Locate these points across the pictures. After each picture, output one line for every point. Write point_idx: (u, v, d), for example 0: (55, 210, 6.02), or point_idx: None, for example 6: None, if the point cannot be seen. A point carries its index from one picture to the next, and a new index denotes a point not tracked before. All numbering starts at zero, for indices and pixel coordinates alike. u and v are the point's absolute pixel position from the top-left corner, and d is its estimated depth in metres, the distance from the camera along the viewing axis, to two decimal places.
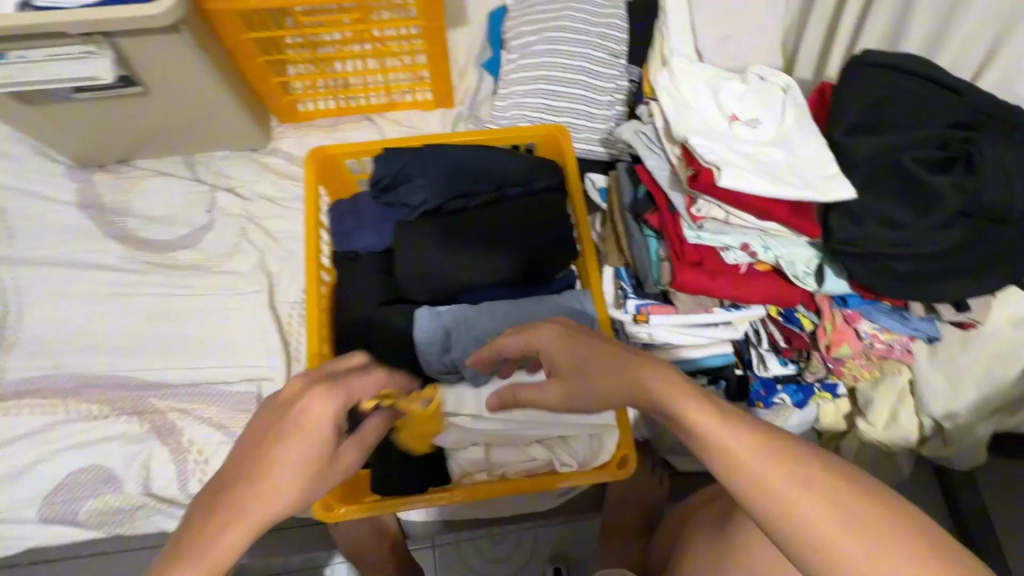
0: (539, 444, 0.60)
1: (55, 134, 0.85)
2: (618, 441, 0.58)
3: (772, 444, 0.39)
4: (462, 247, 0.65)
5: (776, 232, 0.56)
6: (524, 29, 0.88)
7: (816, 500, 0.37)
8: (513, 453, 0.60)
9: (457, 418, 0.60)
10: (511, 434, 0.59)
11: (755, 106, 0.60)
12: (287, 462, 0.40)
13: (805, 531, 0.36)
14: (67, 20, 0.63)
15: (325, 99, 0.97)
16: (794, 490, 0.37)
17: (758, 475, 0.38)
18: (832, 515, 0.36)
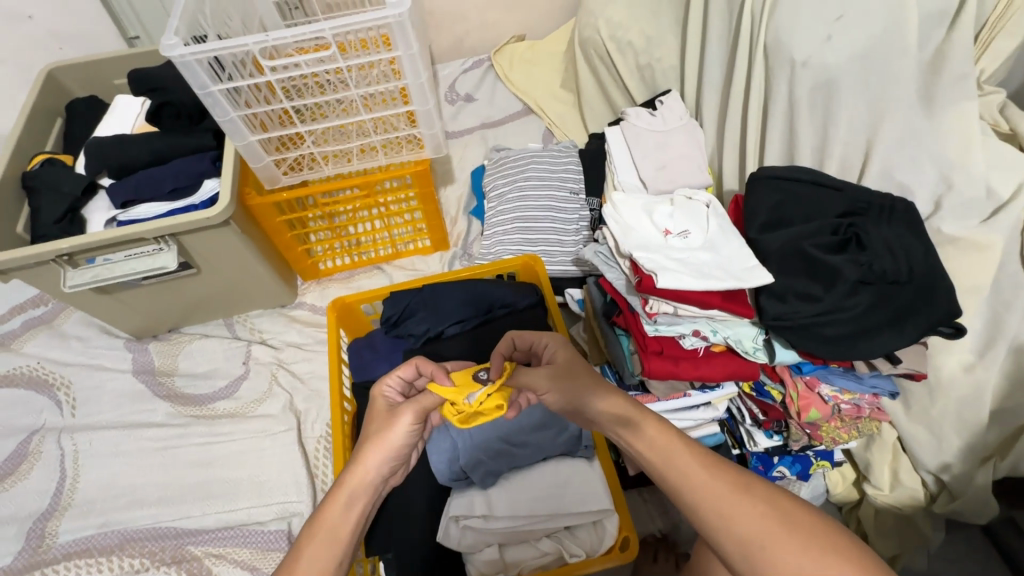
0: (548, 537, 0.69)
1: (123, 315, 1.02)
2: (618, 524, 0.68)
3: (717, 460, 0.50)
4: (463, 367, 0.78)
5: (721, 317, 0.66)
6: (499, 182, 1.08)
7: (750, 500, 0.47)
8: (525, 549, 0.69)
9: (472, 520, 0.69)
10: (523, 530, 0.68)
11: (683, 220, 0.74)
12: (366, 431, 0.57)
13: (741, 524, 0.46)
14: (146, 228, 0.82)
15: (342, 257, 1.16)
16: (734, 491, 0.47)
17: (705, 480, 0.48)
18: (763, 510, 0.46)
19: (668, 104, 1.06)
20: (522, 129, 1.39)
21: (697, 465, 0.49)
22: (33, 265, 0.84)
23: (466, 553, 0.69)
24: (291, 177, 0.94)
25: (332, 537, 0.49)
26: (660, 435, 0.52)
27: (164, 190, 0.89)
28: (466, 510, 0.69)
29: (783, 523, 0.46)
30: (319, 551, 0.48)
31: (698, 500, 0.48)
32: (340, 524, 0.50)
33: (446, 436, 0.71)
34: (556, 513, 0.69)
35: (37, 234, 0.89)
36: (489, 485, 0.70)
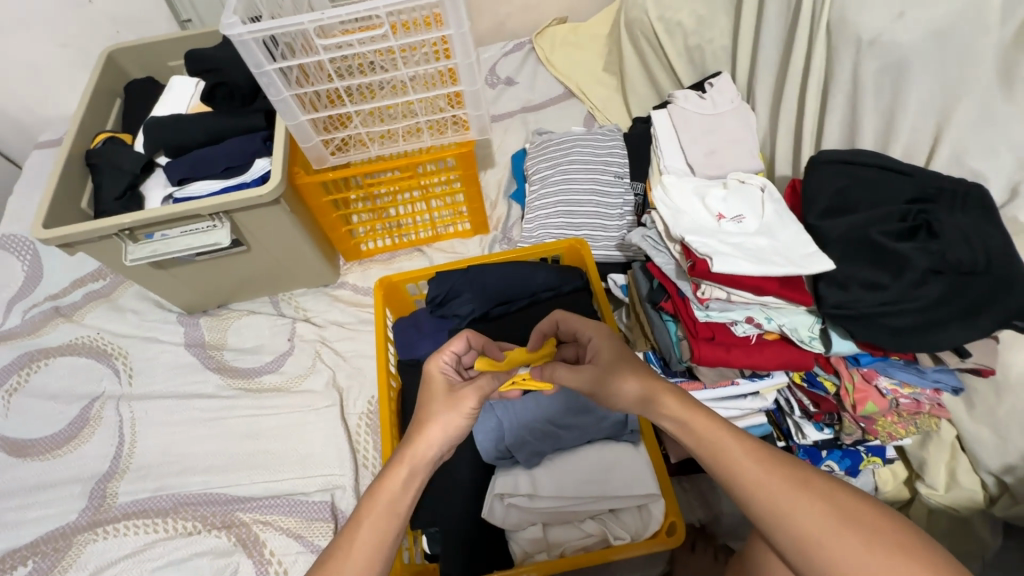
0: (592, 519, 0.70)
1: (177, 290, 1.06)
2: (664, 510, 0.68)
3: (770, 454, 0.49)
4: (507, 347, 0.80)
5: (776, 304, 0.64)
6: (541, 165, 1.07)
7: (808, 497, 0.46)
8: (570, 530, 0.70)
9: (516, 498, 0.70)
10: (568, 510, 0.69)
11: (737, 205, 0.72)
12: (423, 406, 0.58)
13: (797, 521, 0.45)
14: (202, 205, 0.85)
15: (383, 238, 1.17)
16: (789, 488, 0.46)
17: (758, 477, 0.47)
18: (820, 507, 0.45)
19: (719, 87, 1.03)
20: (564, 112, 1.37)
21: (747, 460, 0.48)
22: (96, 239, 0.87)
23: (511, 530, 0.71)
24: (338, 157, 0.96)
25: (387, 512, 0.50)
26: (708, 429, 0.51)
27: (218, 169, 0.92)
28: (510, 488, 0.70)
29: (842, 520, 0.44)
30: (378, 522, 0.49)
31: (752, 499, 0.47)
32: (396, 501, 0.51)
33: (491, 414, 0.73)
34: (601, 496, 0.69)
35: (100, 210, 0.93)
36: (533, 465, 0.71)
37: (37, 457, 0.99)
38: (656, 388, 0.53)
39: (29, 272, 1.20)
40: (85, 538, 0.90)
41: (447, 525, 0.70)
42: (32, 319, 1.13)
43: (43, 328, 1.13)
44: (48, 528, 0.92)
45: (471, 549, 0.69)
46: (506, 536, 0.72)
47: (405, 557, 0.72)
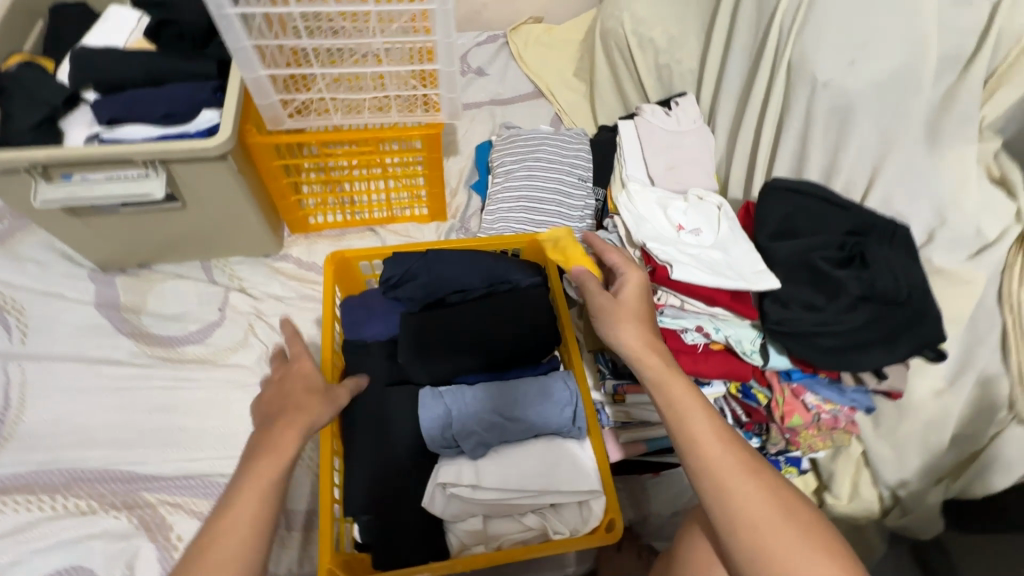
0: (533, 513, 0.71)
1: (91, 243, 0.95)
2: (605, 506, 0.69)
3: (735, 444, 0.54)
4: (456, 339, 0.78)
5: (723, 316, 0.68)
6: (507, 158, 1.06)
7: (756, 481, 0.51)
8: (509, 524, 0.71)
9: (460, 488, 0.69)
10: (510, 503, 0.70)
11: (695, 218, 0.76)
12: (302, 391, 0.62)
13: (745, 503, 0.50)
14: (135, 150, 0.76)
15: (335, 213, 1.12)
16: (742, 470, 0.51)
17: (720, 454, 0.52)
18: (765, 493, 0.50)
19: (684, 106, 1.07)
20: (532, 111, 1.38)
21: (715, 441, 0.53)
22: (0, 173, 0.76)
23: (450, 522, 0.71)
24: (296, 121, 0.90)
25: (260, 489, 0.53)
26: (687, 402, 0.55)
27: (155, 114, 0.82)
28: (453, 478, 0.69)
29: (782, 511, 0.49)
30: (251, 510, 0.52)
31: (708, 470, 0.52)
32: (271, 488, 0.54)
33: (438, 402, 0.72)
34: (545, 491, 0.70)
35: (8, 140, 0.82)
36: (478, 455, 0.71)
37: None
38: (650, 358, 0.59)
39: None
40: None
41: (386, 511, 0.69)
42: None
43: None
44: None
45: (409, 537, 0.68)
46: (443, 528, 0.71)
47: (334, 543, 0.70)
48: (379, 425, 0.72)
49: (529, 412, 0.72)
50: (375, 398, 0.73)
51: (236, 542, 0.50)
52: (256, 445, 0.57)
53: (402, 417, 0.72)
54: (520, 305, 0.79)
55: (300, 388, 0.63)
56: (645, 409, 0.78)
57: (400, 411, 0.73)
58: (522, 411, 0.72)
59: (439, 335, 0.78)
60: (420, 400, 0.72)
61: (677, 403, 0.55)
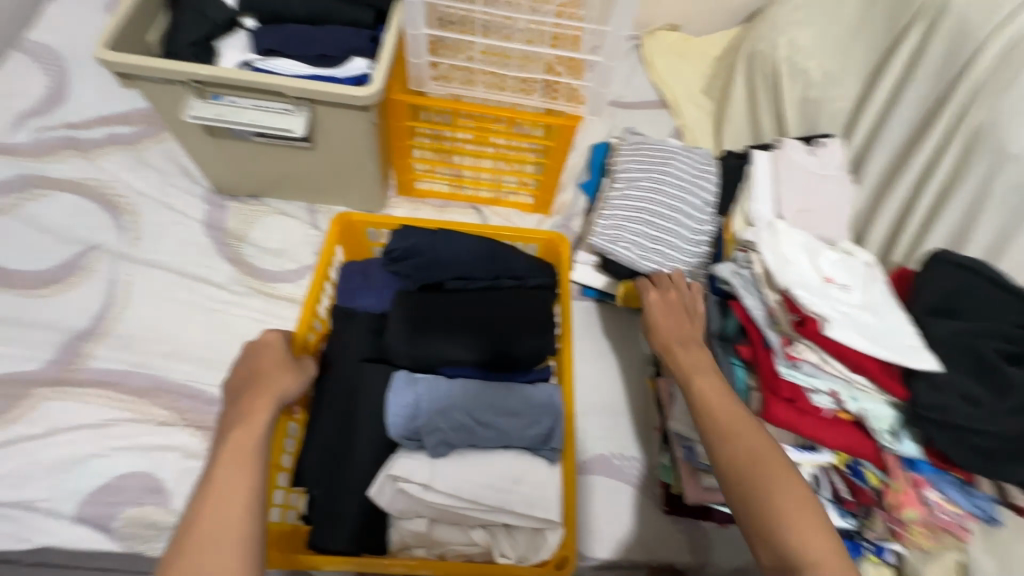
0: (482, 529, 0.70)
1: (213, 164, 0.96)
2: (559, 541, 0.69)
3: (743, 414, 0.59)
4: (448, 325, 0.77)
5: (861, 385, 0.63)
6: (632, 164, 1.01)
7: (747, 441, 0.56)
8: (455, 531, 0.70)
9: (408, 484, 0.67)
10: (465, 514, 0.68)
11: (844, 273, 0.70)
12: (272, 376, 0.65)
13: (737, 453, 0.55)
14: (289, 84, 0.76)
15: (441, 183, 1.10)
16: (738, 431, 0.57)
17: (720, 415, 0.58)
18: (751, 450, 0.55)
19: (830, 148, 1.00)
20: (652, 120, 1.32)
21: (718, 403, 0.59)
22: (159, 81, 0.78)
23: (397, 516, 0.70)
24: (438, 85, 0.88)
25: (242, 455, 0.55)
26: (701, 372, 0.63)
27: (311, 53, 0.83)
28: (402, 472, 0.67)
29: (767, 468, 0.53)
30: (235, 478, 0.54)
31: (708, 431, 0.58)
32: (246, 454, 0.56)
33: (410, 390, 0.71)
34: (497, 509, 0.68)
35: (168, 51, 0.83)
36: (437, 455, 0.69)
37: (14, 290, 0.90)
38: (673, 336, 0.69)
39: (52, 91, 1.09)
40: (45, 393, 0.82)
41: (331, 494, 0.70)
42: (44, 142, 1.03)
43: (54, 156, 1.03)
44: (7, 370, 0.83)
45: (346, 522, 0.69)
46: (387, 520, 0.71)
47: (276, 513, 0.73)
48: (349, 400, 0.75)
49: (500, 417, 0.71)
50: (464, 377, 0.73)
51: (239, 506, 0.52)
52: (227, 429, 0.59)
53: (372, 394, 0.74)
54: (522, 304, 0.80)
55: (269, 360, 0.67)
56: None
57: (372, 386, 0.74)
58: (494, 418, 0.71)
59: (433, 319, 0.77)
60: (392, 382, 0.72)
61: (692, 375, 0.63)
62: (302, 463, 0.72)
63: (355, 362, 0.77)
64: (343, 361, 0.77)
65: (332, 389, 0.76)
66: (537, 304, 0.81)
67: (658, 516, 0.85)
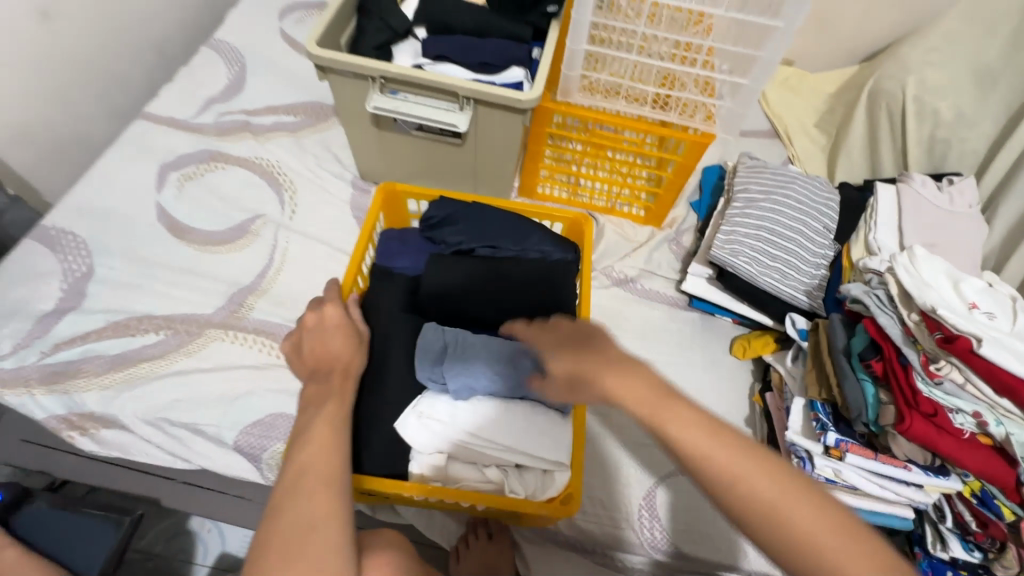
0: (495, 467, 0.66)
1: (369, 154, 1.08)
2: (567, 482, 0.65)
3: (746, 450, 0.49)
4: (473, 289, 0.74)
5: (1007, 410, 0.64)
6: (752, 186, 1.05)
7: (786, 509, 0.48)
8: (469, 468, 0.66)
9: (427, 415, 0.66)
10: (478, 449, 0.65)
11: (989, 302, 0.70)
12: (343, 350, 0.67)
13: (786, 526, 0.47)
14: (461, 85, 0.86)
15: (562, 189, 1.17)
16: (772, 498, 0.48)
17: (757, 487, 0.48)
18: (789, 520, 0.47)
19: (960, 186, 1.00)
20: (763, 148, 1.35)
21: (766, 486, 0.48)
22: (349, 75, 0.90)
23: (415, 449, 0.66)
24: (584, 96, 0.96)
25: (332, 430, 0.59)
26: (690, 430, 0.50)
27: (474, 61, 0.94)
28: (425, 406, 0.67)
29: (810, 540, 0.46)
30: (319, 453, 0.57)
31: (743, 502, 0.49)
32: (328, 436, 0.59)
33: (438, 337, 0.69)
34: (513, 446, 0.65)
35: (354, 51, 0.96)
36: (459, 398, 0.66)
37: (194, 244, 1.03)
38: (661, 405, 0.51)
39: (233, 81, 1.27)
40: (214, 334, 0.94)
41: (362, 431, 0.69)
42: (223, 123, 1.19)
43: (230, 136, 1.18)
44: (186, 311, 0.96)
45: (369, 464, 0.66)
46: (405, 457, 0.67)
47: None
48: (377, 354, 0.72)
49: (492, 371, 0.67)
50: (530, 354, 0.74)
51: (324, 483, 0.55)
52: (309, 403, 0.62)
53: (398, 351, 0.71)
54: (547, 275, 0.75)
55: (339, 341, 0.67)
56: (854, 472, 0.73)
57: (396, 341, 0.71)
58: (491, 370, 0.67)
59: (462, 282, 0.74)
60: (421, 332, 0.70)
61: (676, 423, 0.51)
62: None
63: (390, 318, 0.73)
64: (378, 316, 0.73)
65: None
66: (561, 278, 0.76)
67: None
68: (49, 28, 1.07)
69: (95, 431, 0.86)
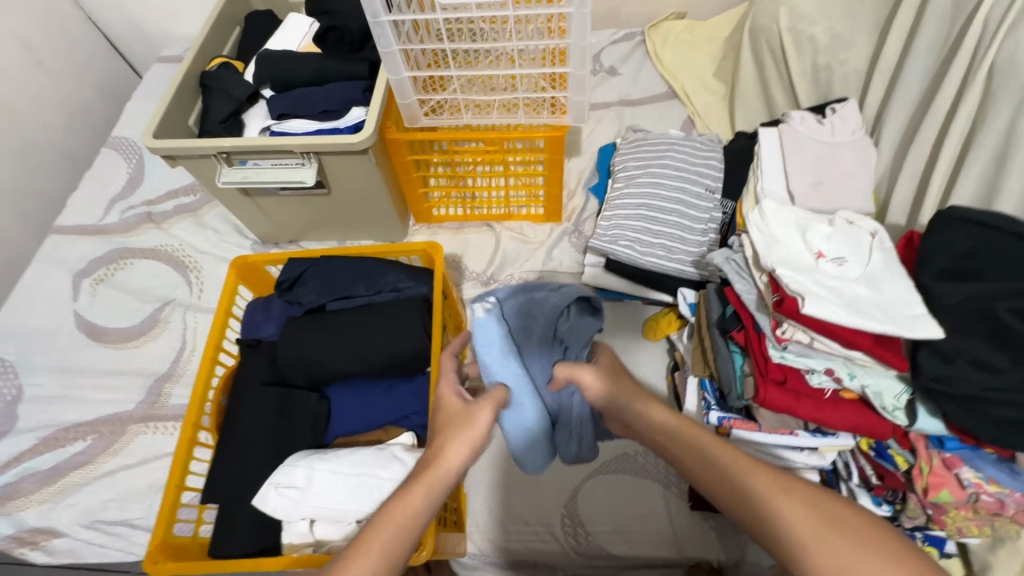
0: (358, 522, 0.65)
1: (255, 220, 1.09)
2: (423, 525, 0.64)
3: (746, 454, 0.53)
4: (327, 343, 0.74)
5: (861, 361, 0.59)
6: (630, 163, 1.02)
7: (795, 499, 0.48)
8: (337, 528, 0.65)
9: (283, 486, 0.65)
10: (334, 510, 0.64)
11: (842, 246, 0.66)
12: (459, 445, 0.55)
13: (792, 526, 0.47)
14: (293, 143, 0.86)
15: (456, 206, 1.16)
16: (776, 489, 0.49)
17: (744, 482, 0.50)
18: (805, 510, 0.47)
19: (842, 114, 0.93)
20: (662, 112, 1.29)
21: (782, 505, 0.48)
22: (194, 157, 0.91)
23: (286, 518, 0.66)
24: (431, 119, 0.95)
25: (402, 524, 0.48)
26: (683, 428, 0.57)
27: (316, 110, 0.94)
28: (281, 475, 0.65)
29: (825, 523, 0.46)
30: (373, 547, 0.47)
31: (739, 499, 0.50)
32: (402, 523, 0.49)
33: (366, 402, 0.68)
34: (369, 498, 0.64)
35: (202, 128, 0.97)
36: (313, 459, 0.66)
37: (113, 344, 1.07)
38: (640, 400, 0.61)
39: (133, 176, 1.29)
40: (136, 429, 0.98)
41: (229, 506, 0.68)
42: (127, 220, 1.22)
43: (135, 230, 1.21)
44: (110, 411, 1.00)
45: (241, 537, 0.66)
46: (278, 529, 0.67)
47: (196, 528, 0.70)
48: (242, 424, 0.72)
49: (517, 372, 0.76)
50: (402, 393, 0.75)
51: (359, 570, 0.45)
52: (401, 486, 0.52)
53: (259, 419, 0.71)
54: (398, 313, 0.75)
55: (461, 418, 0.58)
56: (749, 448, 0.69)
57: (257, 409, 0.72)
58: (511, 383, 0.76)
59: (314, 338, 0.74)
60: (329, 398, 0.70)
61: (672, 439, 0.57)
62: (209, 482, 0.70)
63: (255, 387, 0.74)
64: (246, 390, 0.74)
65: (234, 417, 0.73)
66: (414, 311, 0.75)
67: (685, 512, 0.84)
68: None
69: (42, 543, 0.91)
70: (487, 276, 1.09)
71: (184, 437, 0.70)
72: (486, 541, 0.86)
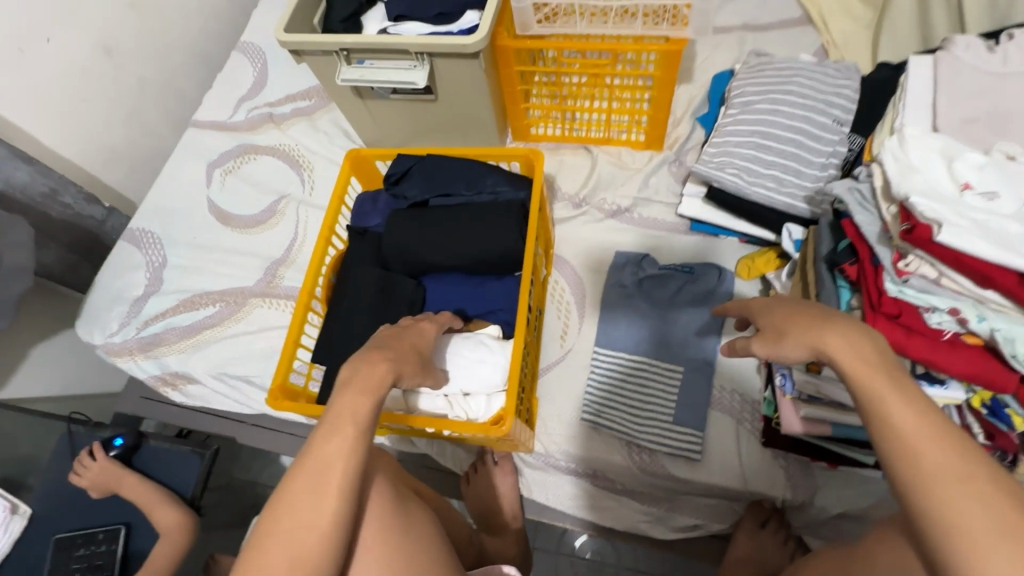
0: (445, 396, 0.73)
1: (364, 126, 1.15)
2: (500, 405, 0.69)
3: (943, 429, 0.44)
4: (428, 235, 0.79)
5: (995, 304, 0.55)
6: (748, 89, 0.95)
7: (969, 491, 0.41)
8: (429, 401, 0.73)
9: None
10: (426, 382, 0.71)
11: (996, 180, 0.58)
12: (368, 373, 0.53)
13: (947, 510, 0.41)
14: (409, 42, 0.88)
15: (555, 126, 1.14)
16: (951, 473, 0.42)
17: (918, 448, 0.44)
18: (978, 507, 0.40)
19: (1021, 40, 0.80)
20: (793, 39, 1.17)
21: (949, 489, 0.42)
22: (319, 54, 0.96)
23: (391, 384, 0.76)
24: (544, 26, 0.92)
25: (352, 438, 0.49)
26: (869, 370, 0.48)
27: (432, 13, 0.95)
28: None
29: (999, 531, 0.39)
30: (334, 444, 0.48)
31: (900, 457, 0.44)
32: (333, 448, 0.48)
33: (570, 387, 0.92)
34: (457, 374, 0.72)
35: (326, 27, 1.02)
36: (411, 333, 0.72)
37: (239, 229, 1.21)
38: (830, 328, 0.51)
39: (257, 78, 1.37)
40: (255, 302, 1.12)
41: (334, 368, 0.76)
42: (252, 118, 1.32)
43: (258, 128, 1.31)
44: (235, 284, 1.15)
45: None
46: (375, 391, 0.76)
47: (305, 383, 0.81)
48: (348, 299, 0.79)
49: (644, 329, 0.94)
50: (493, 291, 0.79)
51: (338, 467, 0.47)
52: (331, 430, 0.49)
53: (362, 296, 0.78)
54: (495, 212, 0.78)
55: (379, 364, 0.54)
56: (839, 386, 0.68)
57: (362, 286, 0.79)
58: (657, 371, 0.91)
59: (417, 229, 0.79)
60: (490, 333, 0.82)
61: (854, 375, 0.49)
62: (320, 345, 0.79)
63: (363, 267, 0.81)
64: (355, 270, 0.81)
65: (343, 291, 0.81)
66: (513, 212, 0.78)
67: (757, 451, 0.83)
68: (113, 63, 1.19)
69: (182, 385, 1.11)
70: (579, 198, 1.08)
71: (301, 302, 0.79)
72: (551, 442, 0.91)
